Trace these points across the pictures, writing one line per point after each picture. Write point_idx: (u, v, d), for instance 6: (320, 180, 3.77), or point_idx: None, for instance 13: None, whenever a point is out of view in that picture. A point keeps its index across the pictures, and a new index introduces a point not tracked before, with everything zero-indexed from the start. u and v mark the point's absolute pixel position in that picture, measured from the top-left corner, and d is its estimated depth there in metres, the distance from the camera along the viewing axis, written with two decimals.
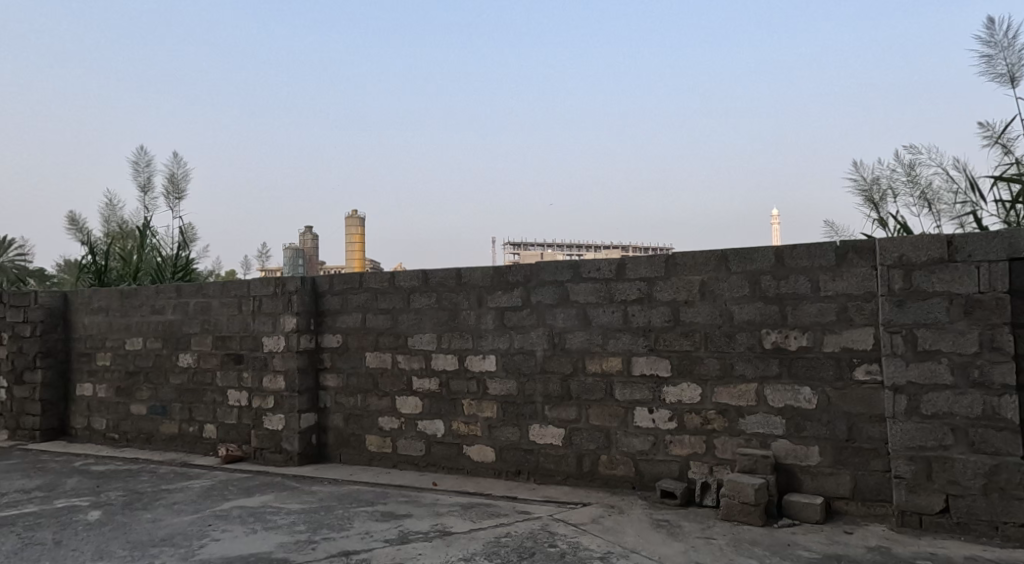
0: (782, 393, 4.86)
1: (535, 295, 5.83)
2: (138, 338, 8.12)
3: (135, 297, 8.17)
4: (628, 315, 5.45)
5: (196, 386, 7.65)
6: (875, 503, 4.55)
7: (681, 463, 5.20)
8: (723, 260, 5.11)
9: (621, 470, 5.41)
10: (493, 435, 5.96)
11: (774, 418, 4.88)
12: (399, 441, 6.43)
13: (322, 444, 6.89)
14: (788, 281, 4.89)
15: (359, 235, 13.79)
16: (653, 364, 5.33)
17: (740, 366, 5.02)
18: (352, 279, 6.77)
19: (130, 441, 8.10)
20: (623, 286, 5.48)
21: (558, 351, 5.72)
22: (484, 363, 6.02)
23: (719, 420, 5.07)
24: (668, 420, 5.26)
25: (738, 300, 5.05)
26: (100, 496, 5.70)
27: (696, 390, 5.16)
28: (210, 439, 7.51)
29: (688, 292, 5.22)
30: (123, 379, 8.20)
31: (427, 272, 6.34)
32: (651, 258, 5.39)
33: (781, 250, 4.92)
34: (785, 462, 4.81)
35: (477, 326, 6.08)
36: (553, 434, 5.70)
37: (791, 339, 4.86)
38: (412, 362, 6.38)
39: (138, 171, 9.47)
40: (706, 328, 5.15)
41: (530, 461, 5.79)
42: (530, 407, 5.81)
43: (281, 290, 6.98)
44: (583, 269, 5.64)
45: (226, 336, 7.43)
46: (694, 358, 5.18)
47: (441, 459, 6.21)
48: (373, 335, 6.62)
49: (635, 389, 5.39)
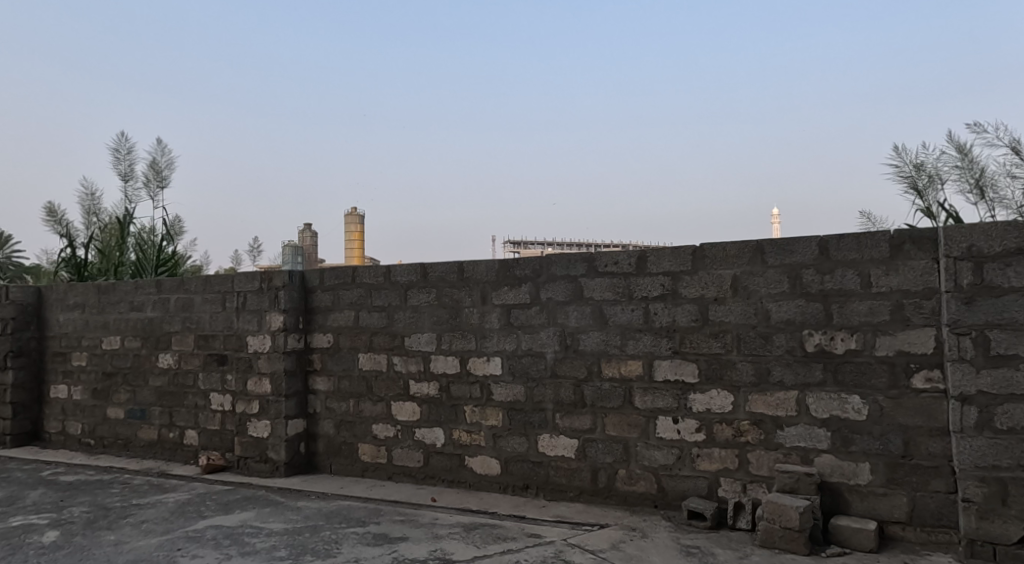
0: (827, 402, 4.30)
1: (546, 291, 5.27)
2: (115, 337, 7.56)
3: (113, 292, 7.60)
4: (649, 314, 4.88)
5: (177, 388, 7.09)
6: (937, 529, 3.99)
7: (710, 479, 4.64)
8: (758, 251, 4.55)
9: (642, 487, 4.85)
10: (498, 445, 5.40)
11: (818, 431, 4.32)
12: (395, 450, 5.87)
13: (311, 453, 6.33)
14: (833, 276, 4.33)
15: (355, 235, 13.20)
16: (678, 369, 4.77)
17: (778, 372, 4.46)
18: (345, 274, 6.20)
19: (106, 447, 7.53)
20: (644, 282, 4.92)
21: (570, 354, 5.16)
22: (488, 366, 5.46)
23: (753, 432, 4.52)
24: (695, 431, 4.70)
25: (776, 296, 4.49)
26: (62, 513, 5.14)
27: (727, 398, 4.60)
28: (191, 447, 6.95)
29: (718, 288, 4.66)
30: (100, 380, 7.64)
31: (426, 267, 5.78)
32: (676, 251, 4.82)
33: (826, 241, 4.36)
34: (830, 480, 4.25)
35: (480, 326, 5.52)
36: (564, 445, 5.14)
37: (837, 342, 4.30)
38: (410, 365, 5.82)
39: (119, 159, 8.91)
40: (739, 329, 4.59)
41: (539, 475, 5.23)
42: (539, 415, 5.25)
43: (267, 286, 6.41)
44: (599, 263, 5.08)
45: (209, 335, 6.87)
46: (725, 363, 4.62)
47: (441, 471, 5.65)
48: (367, 334, 6.06)
49: (658, 396, 4.83)
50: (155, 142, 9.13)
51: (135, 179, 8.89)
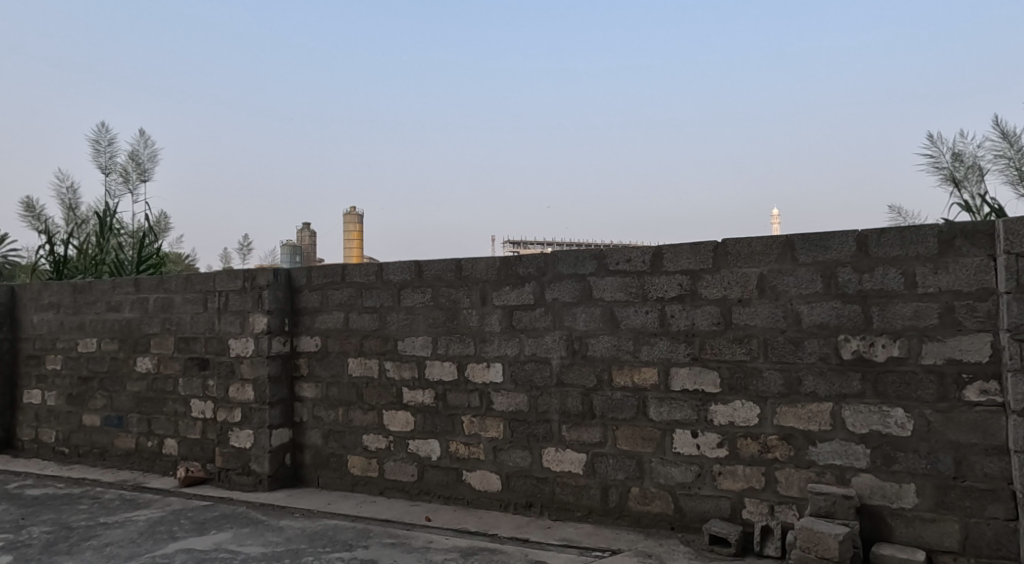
0: (866, 415, 3.86)
1: (551, 292, 4.82)
2: (92, 339, 7.11)
3: (89, 292, 7.14)
4: (665, 317, 4.44)
5: (155, 394, 6.64)
6: (994, 560, 3.56)
7: (733, 499, 4.20)
8: (788, 247, 4.11)
9: (657, 507, 4.42)
10: (499, 459, 4.96)
11: (855, 447, 3.88)
12: (386, 463, 5.42)
13: (298, 465, 5.88)
14: (873, 275, 3.88)
15: (354, 235, 12.72)
16: (697, 378, 4.33)
17: (810, 382, 4.02)
18: (334, 272, 5.76)
19: (82, 457, 7.08)
20: (660, 281, 4.47)
21: (578, 360, 4.71)
22: (488, 373, 5.02)
23: (782, 448, 4.08)
24: (716, 446, 4.26)
25: (808, 297, 4.05)
26: (19, 534, 4.70)
27: (752, 410, 4.16)
28: (170, 457, 6.50)
29: (743, 288, 4.22)
30: (75, 385, 7.19)
31: (422, 264, 5.33)
32: (695, 247, 4.37)
33: (864, 236, 3.92)
34: (869, 503, 3.81)
35: (480, 329, 5.07)
36: (571, 460, 4.69)
37: (877, 348, 3.86)
38: (403, 371, 5.37)
39: (99, 152, 8.46)
40: (766, 333, 4.15)
41: (544, 492, 4.78)
42: (544, 427, 4.80)
43: (250, 286, 5.95)
44: (609, 260, 4.64)
45: (190, 337, 6.42)
46: (750, 371, 4.18)
47: (436, 486, 5.21)
48: (357, 338, 5.61)
49: (675, 408, 4.39)
50: (138, 133, 8.68)
51: (115, 172, 8.43)
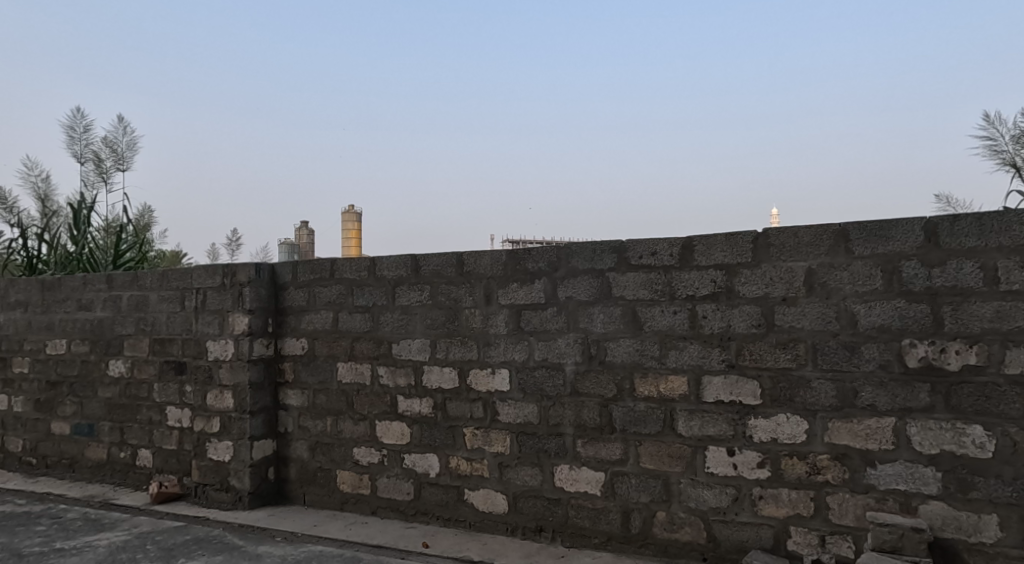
0: (937, 434, 3.35)
1: (565, 289, 4.26)
2: (61, 341, 6.54)
3: (58, 289, 6.56)
4: (696, 318, 3.88)
5: (129, 401, 6.08)
6: None
7: (777, 528, 3.66)
8: (841, 237, 3.56)
9: (687, 535, 3.87)
10: (505, 477, 4.40)
11: (923, 470, 3.37)
12: (379, 480, 4.87)
13: (281, 480, 5.32)
14: (946, 270, 3.36)
15: (354, 231, 12.17)
16: (734, 389, 3.78)
17: (868, 394, 3.49)
18: (323, 268, 5.20)
19: (50, 468, 6.51)
20: (690, 277, 3.91)
21: (595, 366, 4.16)
22: (493, 381, 4.46)
23: (835, 470, 3.54)
24: (756, 466, 3.71)
25: (865, 296, 3.51)
26: None
27: (799, 425, 3.62)
28: (144, 469, 5.94)
29: (788, 285, 3.67)
30: (43, 391, 6.62)
31: (419, 259, 4.77)
32: (731, 238, 3.82)
33: (934, 224, 3.39)
34: (942, 535, 3.32)
35: (483, 331, 4.52)
36: (588, 479, 4.14)
37: (949, 355, 3.34)
38: (398, 378, 4.82)
39: (74, 139, 7.89)
40: (815, 337, 3.60)
41: (556, 516, 4.23)
42: (556, 442, 4.25)
43: (229, 282, 5.38)
44: (631, 254, 4.08)
45: (166, 339, 5.85)
46: (797, 381, 3.64)
47: (435, 507, 4.65)
48: (348, 340, 5.06)
49: (708, 422, 3.84)
50: (116, 120, 8.11)
51: (90, 161, 7.86)
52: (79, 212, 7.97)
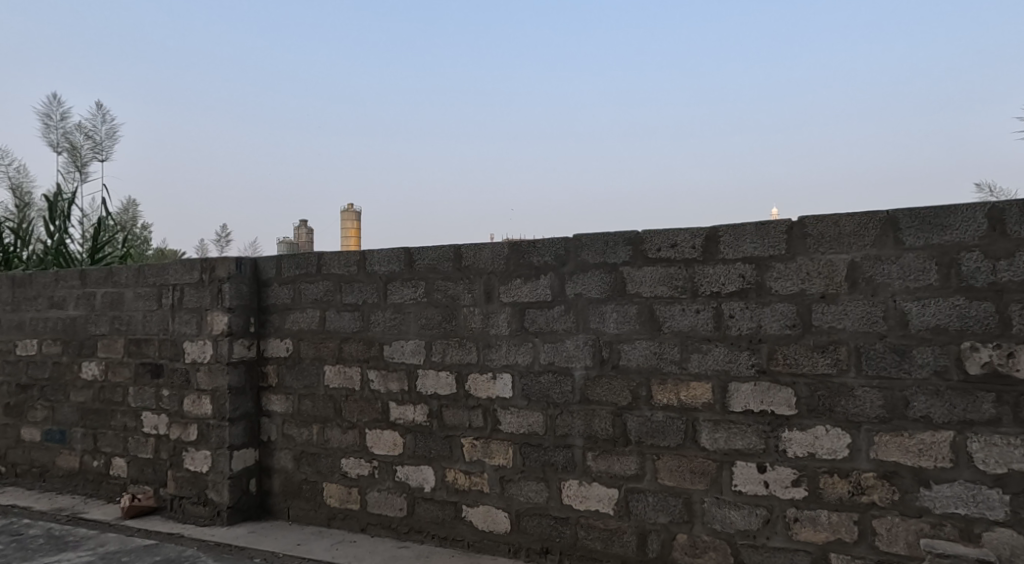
0: (1004, 451, 2.94)
1: (574, 286, 3.84)
2: (32, 341, 6.11)
3: (29, 286, 6.13)
4: (722, 317, 3.46)
5: (102, 406, 5.66)
6: None
7: (815, 555, 3.24)
8: (889, 226, 3.14)
9: (711, 561, 3.45)
10: (508, 493, 3.98)
11: (988, 493, 2.97)
12: (369, 494, 4.44)
13: (264, 493, 4.90)
14: (1013, 263, 2.95)
15: (354, 231, 11.75)
16: (765, 398, 3.35)
17: (921, 404, 3.07)
18: (309, 262, 4.77)
19: (19, 477, 6.08)
20: (714, 273, 3.48)
21: (607, 371, 3.73)
22: (494, 386, 4.04)
23: (883, 490, 3.12)
24: (791, 485, 3.29)
25: (917, 293, 3.09)
26: None
27: (841, 439, 3.20)
28: (118, 479, 5.51)
29: (827, 280, 3.25)
30: (13, 395, 6.19)
31: (413, 253, 4.35)
32: (762, 228, 3.39)
33: (1000, 210, 2.97)
34: None
35: (483, 332, 4.09)
36: (599, 497, 3.72)
37: (1018, 360, 2.93)
38: (390, 383, 4.40)
39: (50, 128, 7.47)
40: (858, 339, 3.18)
41: (564, 537, 3.80)
42: (564, 455, 3.82)
43: (207, 278, 4.95)
44: (648, 246, 3.65)
45: (142, 340, 5.42)
46: (838, 389, 3.22)
47: (430, 524, 4.23)
48: (335, 341, 4.63)
49: (735, 434, 3.41)
50: (95, 107, 7.69)
51: (66, 150, 7.43)
52: (56, 205, 7.54)
